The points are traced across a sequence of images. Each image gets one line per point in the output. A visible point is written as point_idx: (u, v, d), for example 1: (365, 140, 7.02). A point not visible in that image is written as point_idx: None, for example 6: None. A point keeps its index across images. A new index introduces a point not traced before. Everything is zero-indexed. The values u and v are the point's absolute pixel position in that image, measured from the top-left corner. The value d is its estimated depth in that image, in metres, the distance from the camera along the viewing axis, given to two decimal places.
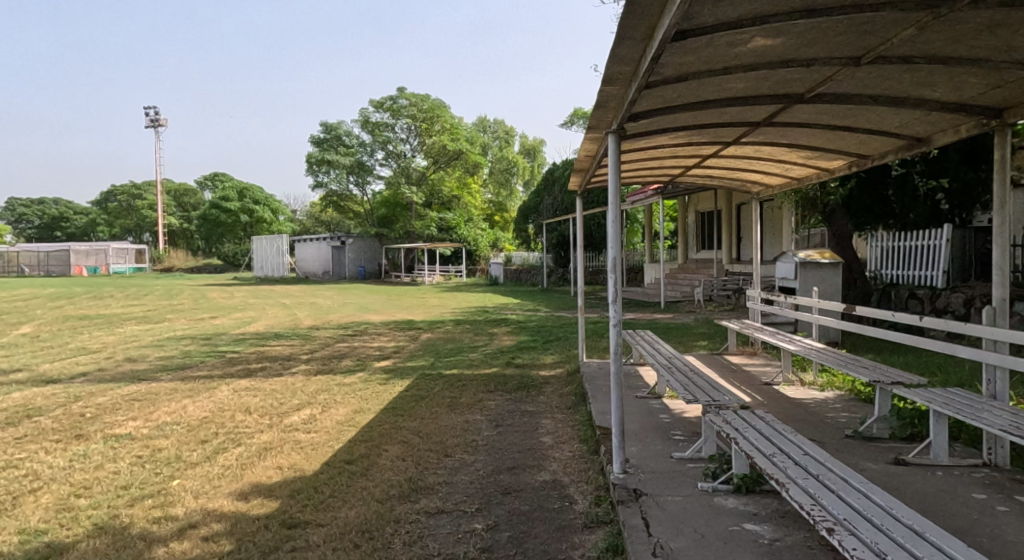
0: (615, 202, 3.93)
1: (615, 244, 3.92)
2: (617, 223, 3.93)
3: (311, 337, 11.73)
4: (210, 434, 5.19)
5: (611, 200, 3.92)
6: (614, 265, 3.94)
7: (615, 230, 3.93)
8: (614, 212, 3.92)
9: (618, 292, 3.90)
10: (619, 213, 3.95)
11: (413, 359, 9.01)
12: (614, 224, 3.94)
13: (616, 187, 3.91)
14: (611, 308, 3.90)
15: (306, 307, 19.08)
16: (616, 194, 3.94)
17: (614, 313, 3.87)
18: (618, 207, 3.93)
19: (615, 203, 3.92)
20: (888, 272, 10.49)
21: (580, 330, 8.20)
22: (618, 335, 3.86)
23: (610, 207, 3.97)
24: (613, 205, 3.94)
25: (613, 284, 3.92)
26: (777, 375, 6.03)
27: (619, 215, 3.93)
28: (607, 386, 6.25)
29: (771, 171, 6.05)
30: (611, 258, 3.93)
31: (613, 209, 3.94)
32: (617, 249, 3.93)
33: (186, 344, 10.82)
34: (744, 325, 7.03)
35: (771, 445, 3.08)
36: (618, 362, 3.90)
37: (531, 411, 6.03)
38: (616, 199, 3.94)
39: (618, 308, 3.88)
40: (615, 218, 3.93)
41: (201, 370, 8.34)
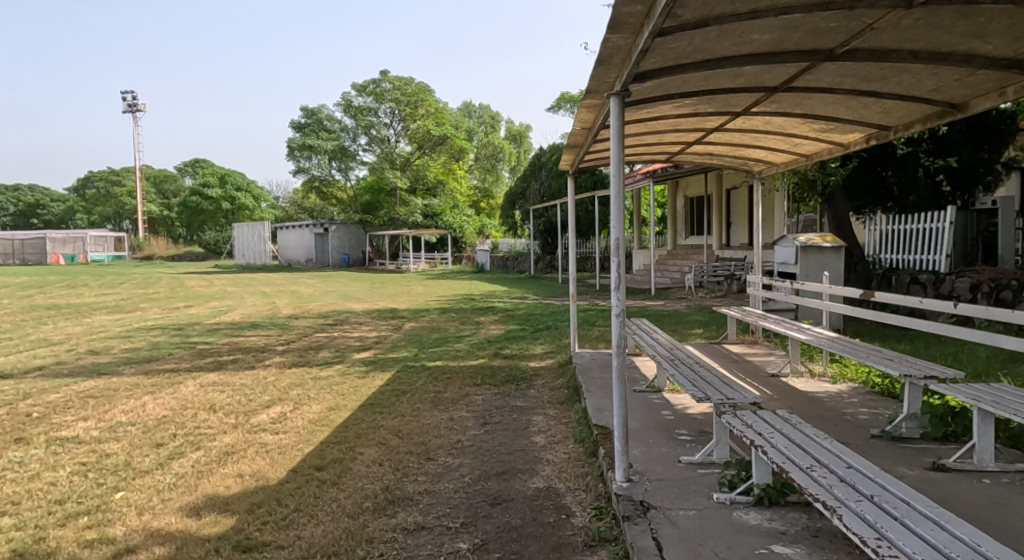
0: (617, 176, 3.47)
1: (618, 224, 3.47)
2: (619, 201, 3.48)
3: (289, 327, 11.24)
4: (167, 436, 4.70)
5: (613, 175, 3.46)
6: (616, 248, 3.49)
7: (619, 209, 3.47)
8: (616, 188, 3.47)
9: (621, 279, 3.45)
10: (621, 190, 3.50)
11: (394, 350, 8.54)
12: (616, 202, 3.48)
13: (619, 160, 3.45)
14: (613, 296, 3.46)
15: (286, 296, 18.51)
16: (619, 168, 3.48)
17: (616, 302, 3.42)
18: (621, 182, 3.48)
19: (617, 180, 3.48)
20: (888, 256, 10.12)
21: (572, 319, 7.76)
22: (621, 327, 3.43)
23: (612, 182, 3.51)
24: (615, 181, 3.48)
25: (615, 270, 3.48)
26: (784, 365, 5.61)
27: (621, 192, 3.48)
28: (603, 379, 5.82)
29: (778, 147, 5.62)
30: (613, 240, 3.47)
31: (614, 185, 3.49)
32: (620, 230, 3.48)
33: (155, 336, 10.28)
34: (744, 313, 6.60)
35: (802, 451, 2.66)
36: (621, 357, 3.46)
37: (521, 406, 5.60)
38: (618, 174, 3.48)
39: (622, 296, 3.44)
40: (617, 196, 3.48)
41: (169, 363, 7.83)
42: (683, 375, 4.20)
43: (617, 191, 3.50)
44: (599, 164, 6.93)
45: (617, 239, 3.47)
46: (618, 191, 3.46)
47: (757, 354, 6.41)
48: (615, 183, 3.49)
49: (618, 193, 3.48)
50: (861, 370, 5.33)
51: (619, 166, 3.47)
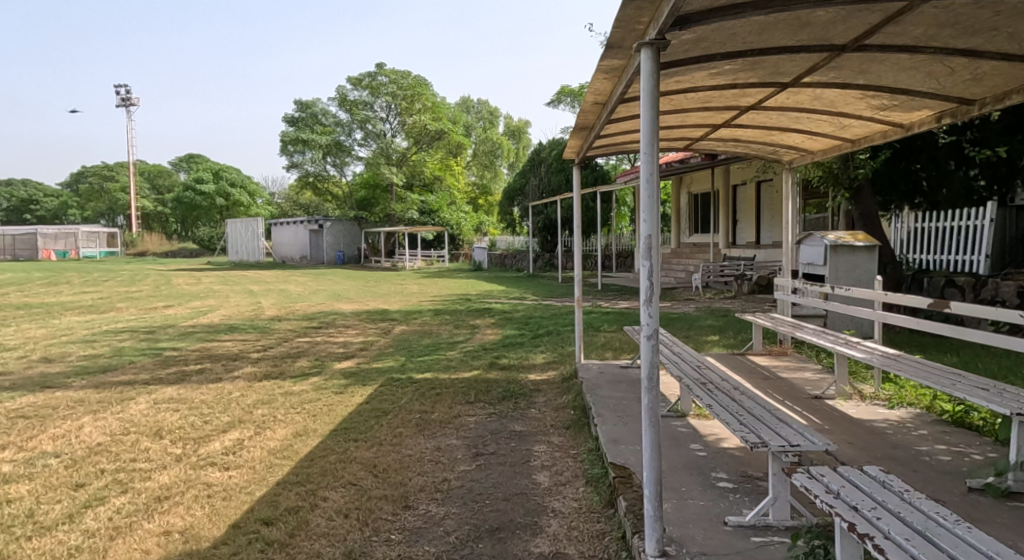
0: (650, 153, 2.65)
1: (654, 217, 2.64)
2: (652, 188, 2.66)
3: (270, 331, 10.42)
4: (93, 473, 3.87)
5: (643, 152, 2.64)
6: (648, 249, 2.67)
7: (652, 198, 2.66)
8: (646, 171, 2.65)
9: (654, 289, 2.66)
10: (655, 173, 2.67)
11: (380, 358, 7.72)
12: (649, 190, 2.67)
13: (653, 133, 2.63)
14: (642, 311, 2.66)
15: (273, 295, 17.64)
16: (651, 143, 2.66)
17: (647, 319, 2.62)
18: (655, 162, 2.66)
19: (649, 158, 2.65)
20: (918, 256, 9.36)
21: (576, 326, 6.93)
22: (654, 352, 2.61)
23: (642, 162, 2.70)
24: (646, 160, 2.67)
25: (646, 278, 2.67)
26: (827, 386, 4.82)
27: (655, 178, 2.66)
28: (616, 400, 5.01)
29: (821, 130, 4.83)
30: (643, 238, 2.65)
31: (645, 165, 2.66)
32: (653, 226, 2.65)
33: (122, 339, 9.42)
34: (773, 322, 5.80)
35: (930, 544, 1.84)
36: (654, 393, 2.66)
37: (520, 432, 4.79)
38: (650, 152, 2.66)
39: (655, 312, 2.64)
40: (650, 181, 2.66)
41: (126, 373, 6.99)
42: (721, 403, 3.41)
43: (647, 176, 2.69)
44: (608, 152, 6.10)
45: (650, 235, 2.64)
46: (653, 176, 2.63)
47: (788, 369, 5.60)
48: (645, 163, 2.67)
49: (653, 179, 2.66)
50: (922, 393, 4.50)
51: (653, 141, 2.65)
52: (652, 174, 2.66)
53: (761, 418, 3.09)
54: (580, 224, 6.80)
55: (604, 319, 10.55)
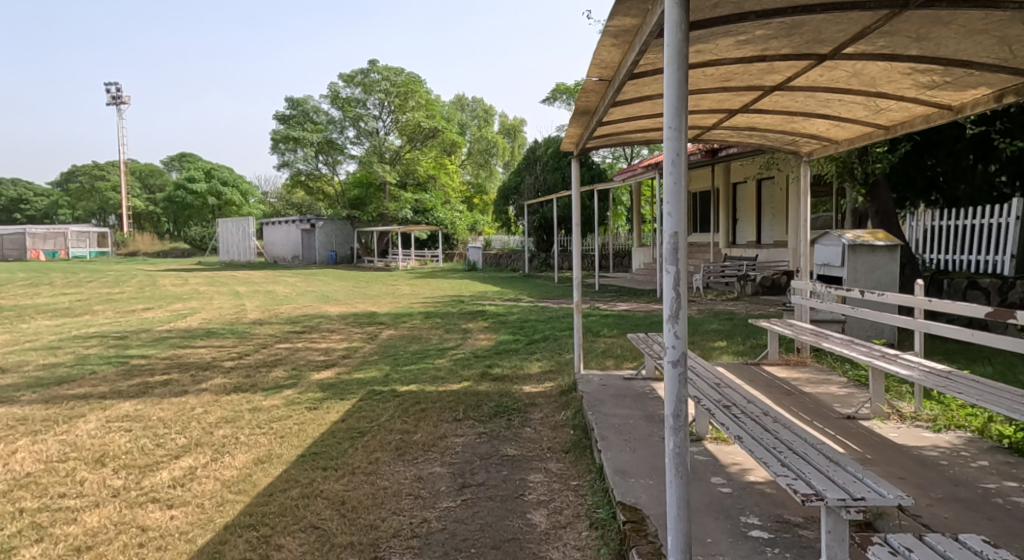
0: (677, 127, 2.13)
1: (682, 210, 2.11)
2: (678, 170, 2.13)
3: (249, 336, 9.83)
4: (8, 515, 3.30)
5: (668, 126, 2.13)
6: (674, 250, 2.14)
7: (678, 184, 2.14)
8: (673, 150, 2.13)
9: (683, 302, 2.12)
10: (682, 151, 2.14)
11: (363, 368, 7.14)
12: (675, 174, 2.15)
13: (679, 104, 2.12)
14: (665, 328, 2.13)
15: (259, 296, 17.01)
16: (677, 115, 2.14)
17: (673, 339, 2.09)
18: (683, 137, 2.14)
19: (676, 134, 2.13)
20: (935, 255, 8.83)
21: (575, 333, 6.34)
22: (681, 382, 2.08)
23: (666, 139, 2.17)
24: (672, 135, 2.15)
25: (671, 287, 2.13)
26: (860, 404, 4.26)
27: (682, 159, 2.14)
28: (620, 420, 4.46)
29: (853, 115, 4.28)
30: (668, 235, 2.12)
31: (669, 141, 2.14)
32: (681, 220, 2.12)
33: (88, 346, 8.80)
34: (793, 330, 5.25)
35: None
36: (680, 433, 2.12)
37: (514, 457, 4.23)
38: (677, 128, 2.14)
39: (683, 330, 2.10)
40: (675, 164, 2.15)
41: (83, 386, 6.37)
42: (752, 431, 2.85)
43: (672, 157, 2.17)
44: (611, 142, 5.54)
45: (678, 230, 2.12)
46: (681, 156, 2.12)
47: (809, 382, 5.06)
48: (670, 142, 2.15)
49: (679, 160, 2.15)
50: (972, 416, 3.93)
51: (681, 113, 2.13)
52: (678, 154, 2.15)
53: (805, 453, 2.55)
54: (579, 221, 6.24)
55: (603, 323, 9.99)
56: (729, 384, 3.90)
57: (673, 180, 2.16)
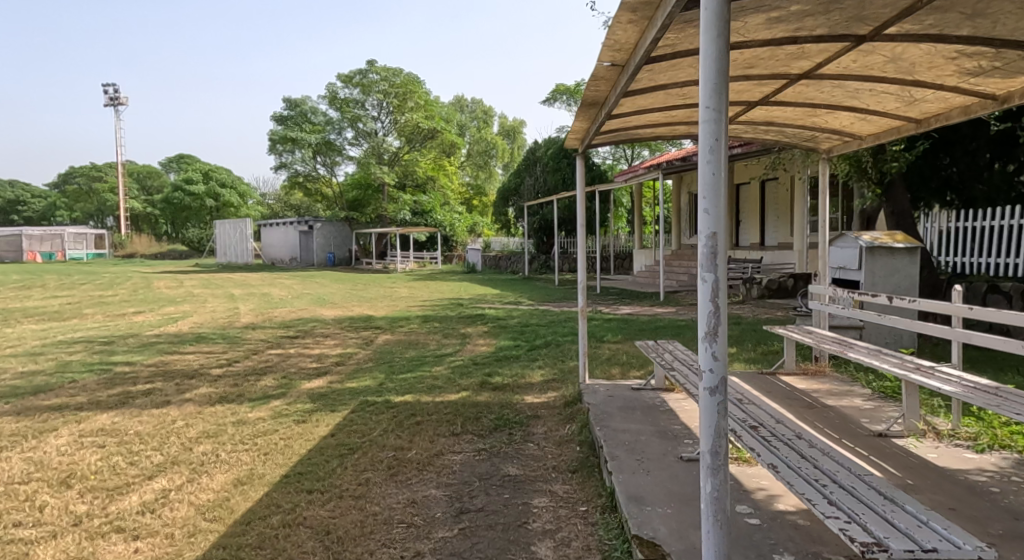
0: (717, 108, 1.90)
1: (720, 208, 1.90)
2: (717, 160, 1.91)
3: (241, 341, 9.49)
4: None
5: (705, 107, 1.90)
6: (712, 256, 1.93)
7: (717, 177, 1.91)
8: (710, 137, 1.90)
9: (722, 316, 1.92)
10: (721, 137, 1.92)
11: (356, 376, 6.78)
12: (714, 162, 1.92)
13: (721, 80, 1.89)
14: (702, 346, 1.96)
15: (254, 299, 16.67)
16: (715, 95, 1.91)
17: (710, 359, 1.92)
18: (723, 121, 1.90)
19: (716, 115, 1.90)
20: (953, 258, 8.49)
21: (581, 338, 6.00)
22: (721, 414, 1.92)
23: (701, 122, 1.94)
24: (708, 117, 1.92)
25: (709, 299, 1.94)
26: (891, 421, 3.93)
27: (721, 146, 1.91)
28: (630, 436, 4.13)
29: (883, 107, 3.96)
30: (706, 238, 1.91)
31: (706, 126, 1.91)
32: (720, 221, 1.90)
33: (72, 352, 8.45)
34: (813, 339, 4.90)
35: None
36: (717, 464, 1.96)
37: (516, 478, 3.90)
38: (716, 107, 1.91)
39: (722, 349, 1.93)
40: (714, 152, 1.91)
41: (59, 396, 6.02)
42: (787, 455, 2.57)
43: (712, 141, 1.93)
44: (619, 138, 5.20)
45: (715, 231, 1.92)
46: (720, 140, 1.89)
47: (831, 393, 4.71)
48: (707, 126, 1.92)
49: (719, 144, 1.91)
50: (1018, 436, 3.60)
51: (722, 90, 1.90)
52: (719, 137, 1.91)
53: (852, 484, 2.26)
54: (583, 222, 5.89)
55: (607, 329, 9.64)
56: (752, 400, 3.59)
57: (713, 171, 1.93)
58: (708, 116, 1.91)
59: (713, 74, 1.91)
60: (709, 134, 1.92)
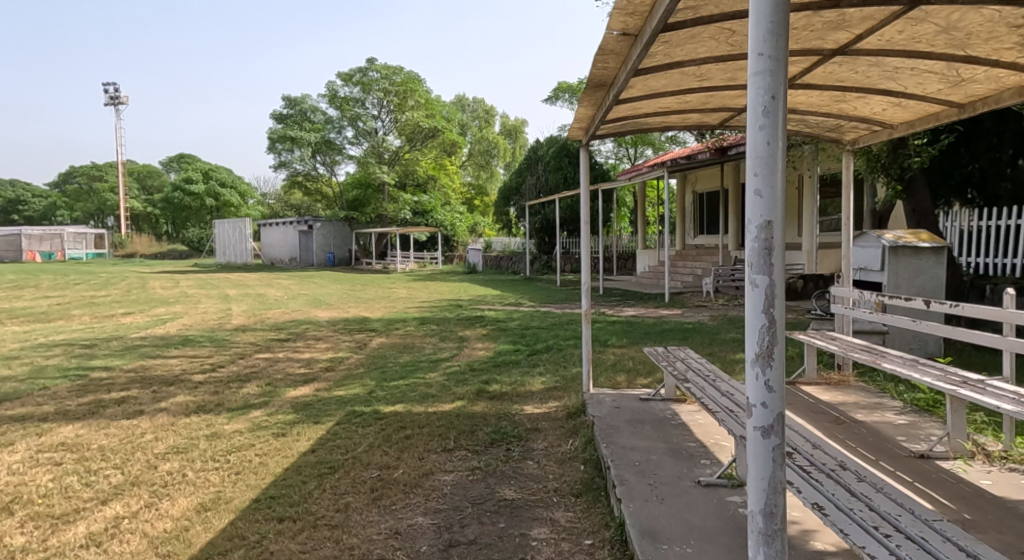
0: (774, 54, 1.72)
1: (776, 190, 1.74)
2: (772, 124, 1.74)
3: (229, 344, 9.10)
4: None
5: (759, 53, 1.72)
6: (766, 253, 1.76)
7: (772, 145, 1.74)
8: (762, 98, 1.73)
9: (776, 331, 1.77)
10: (776, 94, 1.74)
11: (345, 384, 6.37)
12: (769, 124, 1.73)
13: (779, 23, 1.71)
14: (750, 370, 1.81)
15: (248, 300, 16.27)
16: (772, 44, 1.73)
17: (761, 380, 1.78)
18: (781, 69, 1.73)
19: (773, 64, 1.72)
20: (976, 258, 8.08)
21: (585, 343, 5.50)
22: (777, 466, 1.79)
23: (752, 72, 1.77)
24: (763, 64, 1.74)
25: (759, 308, 1.78)
26: (930, 440, 3.53)
27: (777, 102, 1.74)
28: (641, 456, 3.71)
29: (922, 89, 3.57)
30: (758, 227, 1.75)
31: (761, 78, 1.74)
32: (774, 208, 1.74)
33: (48, 356, 8.03)
34: (838, 346, 4.49)
35: None
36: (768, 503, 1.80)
37: (514, 502, 3.49)
38: (773, 55, 1.73)
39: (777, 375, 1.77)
40: (769, 111, 1.73)
41: (24, 406, 5.60)
42: (835, 486, 2.24)
43: (766, 99, 1.74)
44: (627, 127, 4.80)
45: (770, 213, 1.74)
46: (778, 97, 1.72)
47: (859, 406, 4.29)
48: (764, 78, 1.73)
49: (776, 102, 1.73)
50: None
51: (780, 37, 1.72)
52: (776, 93, 1.73)
53: (912, 525, 1.95)
54: (587, 220, 5.48)
55: (611, 332, 9.21)
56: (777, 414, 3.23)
57: (767, 139, 1.74)
58: (764, 67, 1.73)
59: (771, 19, 1.73)
60: (765, 89, 1.74)
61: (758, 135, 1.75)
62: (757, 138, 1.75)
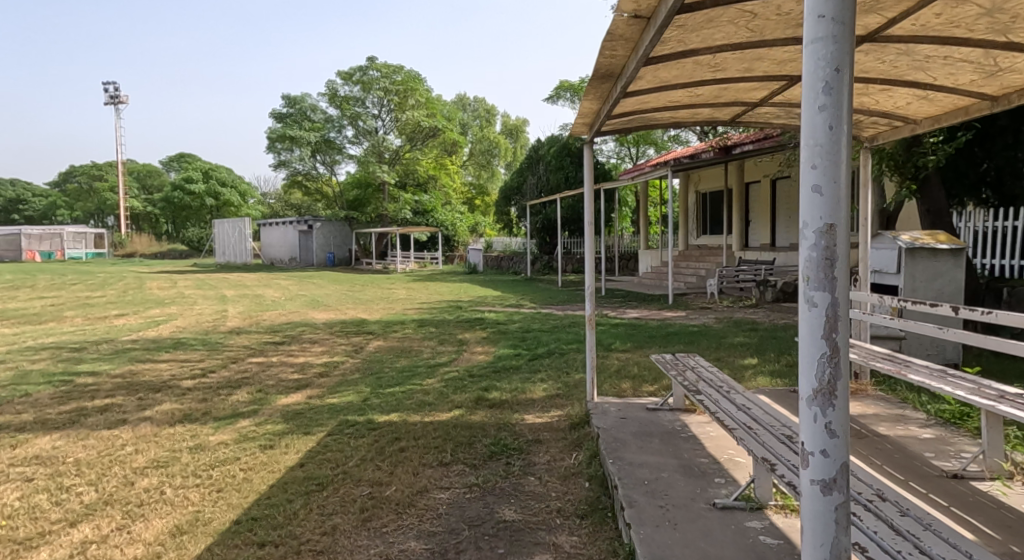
0: (838, 19, 1.53)
1: (840, 191, 1.56)
2: (835, 101, 1.54)
3: (222, 347, 8.86)
4: None
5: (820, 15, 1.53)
6: (827, 266, 1.56)
7: (835, 130, 1.54)
8: (824, 72, 1.54)
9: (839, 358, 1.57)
10: (839, 65, 1.54)
11: (339, 390, 6.12)
12: (832, 103, 1.54)
13: None
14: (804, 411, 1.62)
15: (245, 301, 16.04)
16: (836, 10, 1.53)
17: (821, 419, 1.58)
18: (847, 35, 1.53)
19: (839, 29, 1.53)
20: (991, 259, 7.83)
21: (589, 350, 5.26)
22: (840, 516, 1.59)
23: (810, 38, 1.57)
24: (824, 28, 1.54)
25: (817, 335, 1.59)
26: (963, 460, 3.28)
27: (841, 74, 1.54)
28: (652, 474, 3.46)
29: (953, 81, 3.33)
30: (818, 230, 1.56)
31: (822, 47, 1.54)
32: (839, 210, 1.55)
33: (34, 360, 7.78)
34: (858, 355, 4.25)
35: None
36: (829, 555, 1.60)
37: (514, 525, 3.25)
38: (836, 19, 1.54)
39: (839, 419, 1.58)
40: (831, 89, 1.54)
41: (2, 415, 5.35)
42: (882, 521, 2.02)
43: (828, 71, 1.55)
44: (634, 122, 4.56)
45: (831, 217, 1.55)
46: (843, 69, 1.52)
47: (881, 418, 4.04)
48: (827, 46, 1.54)
49: (841, 74, 1.53)
50: None
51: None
52: (840, 65, 1.54)
53: None
54: (591, 222, 5.23)
55: (614, 336, 8.97)
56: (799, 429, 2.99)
57: (830, 122, 1.55)
58: (826, 32, 1.54)
59: None
60: (827, 59, 1.54)
61: (817, 116, 1.56)
62: (817, 119, 1.56)
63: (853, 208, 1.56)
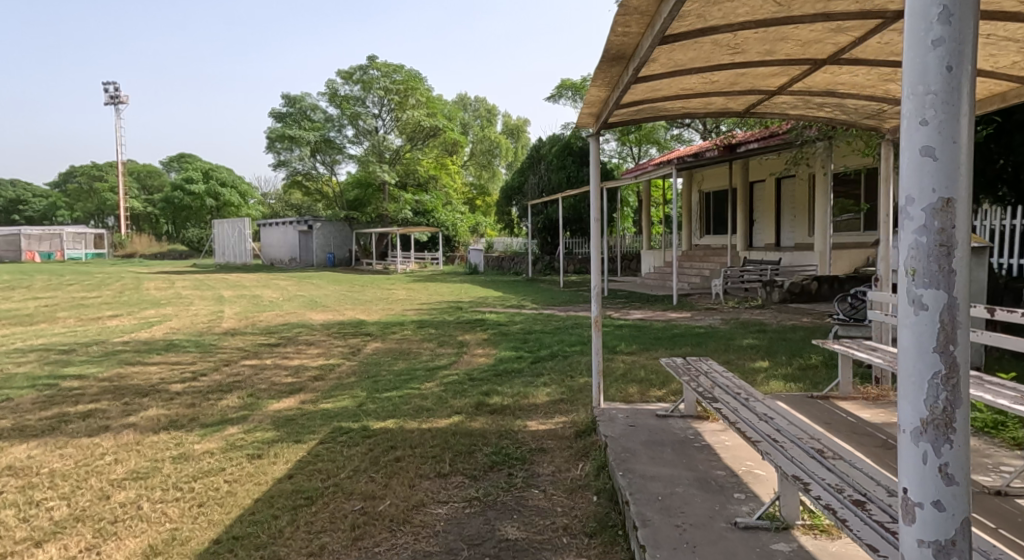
0: None
1: (961, 152, 1.30)
2: (952, 34, 1.29)
3: (216, 350, 8.61)
4: None
5: None
6: (941, 253, 1.32)
7: (955, 75, 1.29)
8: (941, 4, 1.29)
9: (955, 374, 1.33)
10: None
11: (333, 395, 5.86)
12: (951, 35, 1.29)
13: None
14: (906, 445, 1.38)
15: (242, 302, 15.80)
16: None
17: (931, 450, 1.33)
18: None
19: None
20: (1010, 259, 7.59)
21: (595, 352, 5.01)
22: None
23: None
24: None
25: (928, 343, 1.34)
26: (1003, 476, 3.03)
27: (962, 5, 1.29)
28: (667, 490, 3.19)
29: (994, 63, 3.09)
30: (932, 203, 1.31)
31: None
32: (956, 179, 1.31)
33: (20, 363, 7.53)
34: (887, 363, 4.00)
35: None
36: None
37: (517, 544, 2.99)
38: None
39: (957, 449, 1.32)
40: (952, 19, 1.29)
41: None
42: None
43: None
44: (643, 113, 4.32)
45: (949, 187, 1.30)
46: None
47: None
48: None
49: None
50: None
51: None
52: None
53: None
54: (597, 219, 4.97)
55: (619, 338, 8.71)
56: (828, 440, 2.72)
57: (948, 61, 1.30)
58: None
59: None
60: None
61: (931, 53, 1.30)
62: (929, 58, 1.31)
63: (972, 176, 1.32)
